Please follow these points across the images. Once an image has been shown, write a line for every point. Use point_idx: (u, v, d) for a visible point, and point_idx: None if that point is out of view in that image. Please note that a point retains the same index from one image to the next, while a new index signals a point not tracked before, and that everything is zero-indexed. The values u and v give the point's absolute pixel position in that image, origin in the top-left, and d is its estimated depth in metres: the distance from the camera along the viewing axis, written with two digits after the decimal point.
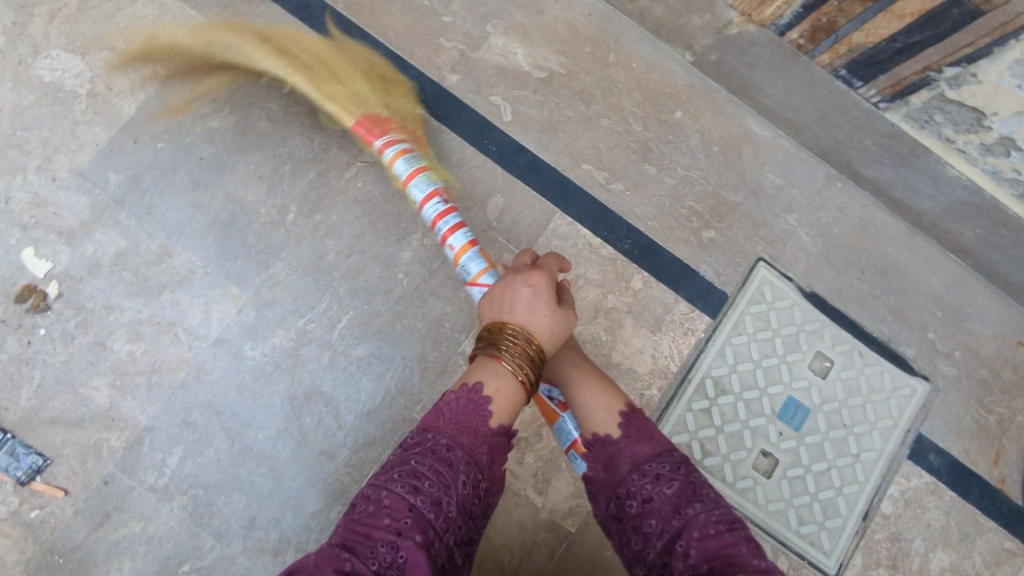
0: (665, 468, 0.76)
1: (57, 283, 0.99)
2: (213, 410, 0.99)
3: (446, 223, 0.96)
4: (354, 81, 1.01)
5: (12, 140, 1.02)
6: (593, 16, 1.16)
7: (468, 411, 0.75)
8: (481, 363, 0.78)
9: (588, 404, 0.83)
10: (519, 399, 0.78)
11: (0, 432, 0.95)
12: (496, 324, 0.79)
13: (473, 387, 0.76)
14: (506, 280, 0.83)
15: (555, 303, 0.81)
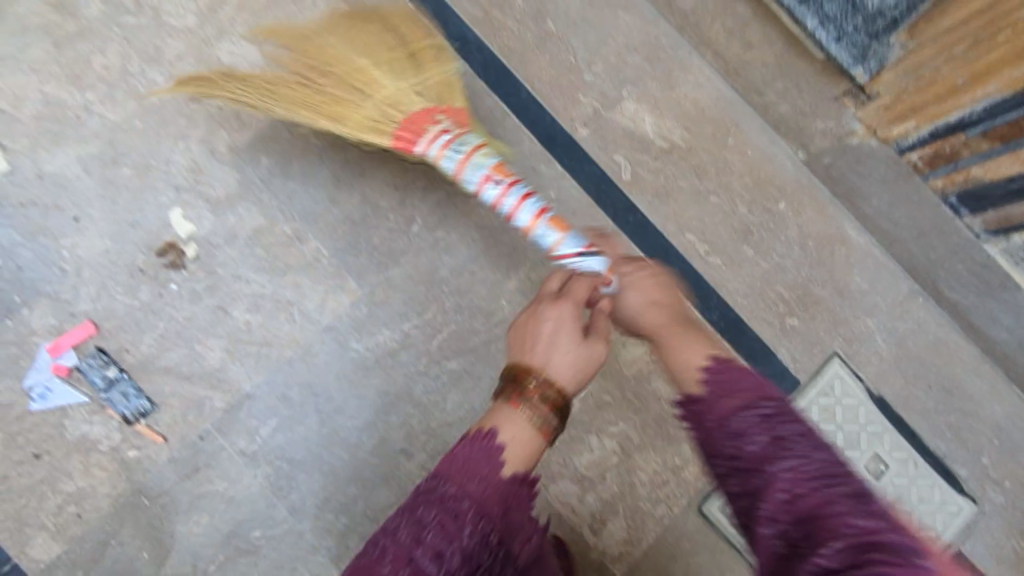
0: (754, 417, 0.60)
1: (195, 245, 1.07)
2: (311, 391, 1.06)
3: (511, 199, 0.93)
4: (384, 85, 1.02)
5: (182, 108, 1.09)
6: (719, 100, 1.21)
7: (479, 460, 0.72)
8: (500, 409, 0.78)
9: (678, 363, 0.72)
10: (539, 445, 0.77)
11: (119, 371, 1.02)
12: (518, 364, 0.79)
13: (489, 433, 0.74)
14: (531, 312, 0.84)
15: (580, 338, 0.81)
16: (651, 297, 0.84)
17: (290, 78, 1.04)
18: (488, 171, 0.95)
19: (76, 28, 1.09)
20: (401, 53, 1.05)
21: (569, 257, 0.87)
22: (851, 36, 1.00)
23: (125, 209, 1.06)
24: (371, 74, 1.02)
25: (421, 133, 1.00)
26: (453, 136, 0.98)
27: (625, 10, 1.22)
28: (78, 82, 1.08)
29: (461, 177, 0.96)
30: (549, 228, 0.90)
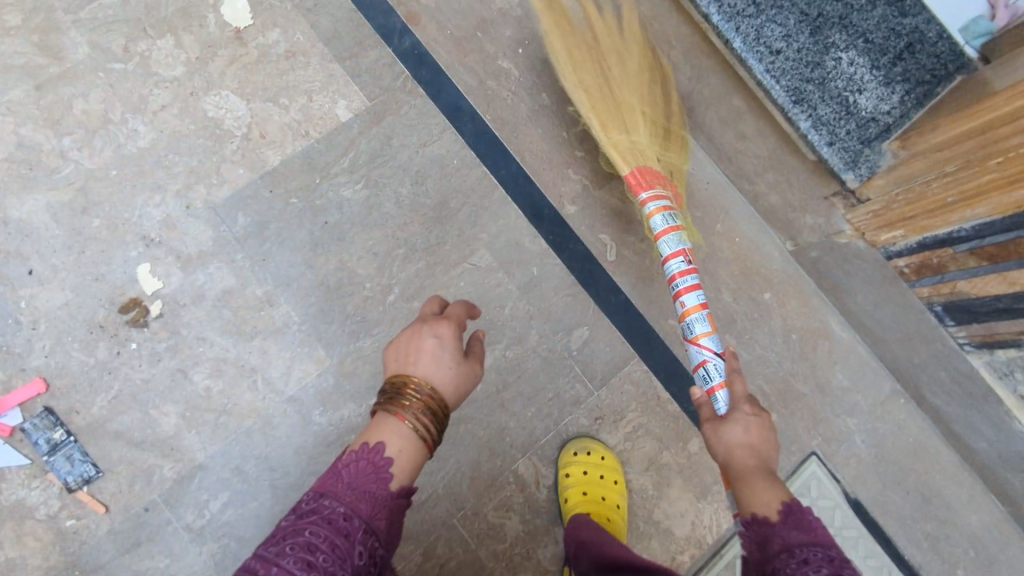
0: (819, 553, 0.61)
1: (160, 304, 1.02)
2: (267, 464, 1.02)
3: (685, 282, 0.98)
4: (639, 132, 1.04)
5: (162, 160, 1.05)
6: (711, 185, 1.19)
7: (367, 476, 0.67)
8: (378, 420, 0.70)
9: (745, 488, 0.69)
10: (423, 458, 0.70)
11: (64, 434, 0.98)
12: (398, 377, 0.71)
13: (372, 447, 0.67)
14: (411, 330, 0.76)
15: (460, 353, 0.74)
16: (758, 441, 0.73)
17: (597, 63, 1.04)
18: (684, 253, 0.99)
19: (60, 70, 1.04)
20: (661, 125, 1.07)
21: (703, 351, 0.94)
22: (843, 141, 0.99)
23: (91, 262, 1.01)
24: (636, 117, 1.04)
25: (649, 184, 1.01)
26: (671, 205, 1.00)
27: None
28: (56, 125, 1.03)
29: (659, 242, 1.00)
30: (702, 321, 0.96)
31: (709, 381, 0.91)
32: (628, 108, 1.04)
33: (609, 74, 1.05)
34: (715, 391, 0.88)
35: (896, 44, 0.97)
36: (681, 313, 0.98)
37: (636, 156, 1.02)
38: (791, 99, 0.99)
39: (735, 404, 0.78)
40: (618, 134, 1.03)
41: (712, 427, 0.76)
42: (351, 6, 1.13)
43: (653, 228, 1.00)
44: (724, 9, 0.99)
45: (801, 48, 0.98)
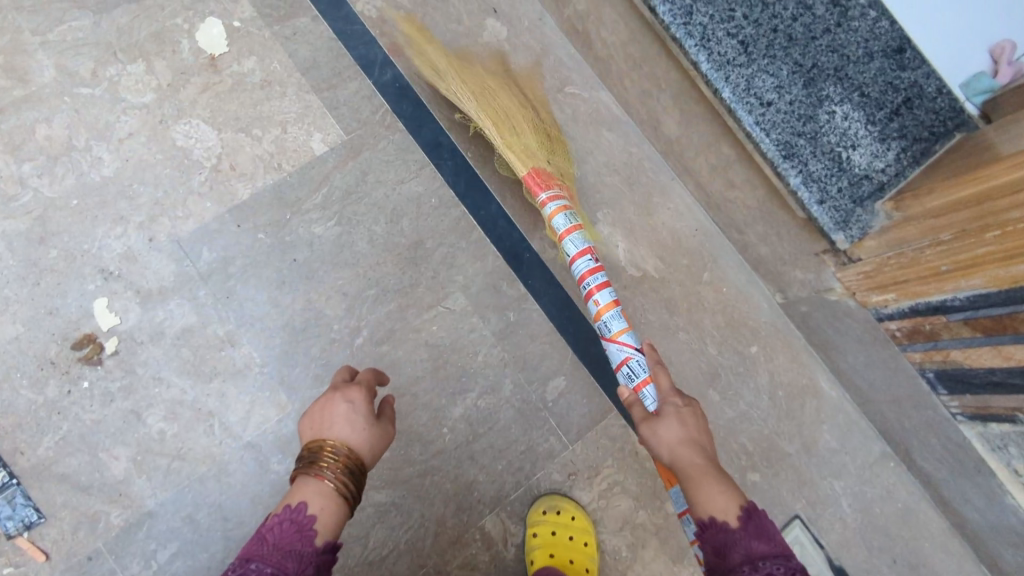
0: (781, 567, 0.60)
1: (116, 342, 0.98)
2: (221, 514, 0.98)
3: (595, 281, 0.98)
4: (528, 135, 1.01)
5: (125, 191, 1.00)
6: (699, 232, 1.14)
7: (290, 535, 0.66)
8: (298, 483, 0.70)
9: (699, 492, 0.68)
10: (347, 515, 0.70)
11: (8, 477, 0.95)
12: (314, 442, 0.72)
13: (294, 508, 0.67)
14: (323, 398, 0.77)
15: (373, 416, 0.76)
16: (694, 437, 0.75)
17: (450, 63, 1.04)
18: (590, 251, 0.99)
19: (24, 94, 1.00)
20: (545, 130, 1.05)
21: (624, 349, 0.95)
22: (835, 199, 0.93)
23: (45, 295, 0.97)
24: (523, 124, 1.01)
25: (548, 185, 0.99)
26: (569, 205, 1.00)
27: (608, 128, 1.13)
28: (17, 151, 0.99)
29: (564, 243, 0.99)
30: (618, 318, 0.97)
31: (634, 380, 0.93)
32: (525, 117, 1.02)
33: (489, 81, 1.04)
34: (642, 388, 0.92)
35: (892, 99, 0.93)
36: (595, 313, 0.98)
37: (532, 159, 1.00)
38: (781, 154, 0.93)
39: (664, 400, 0.79)
40: (511, 135, 1.00)
41: (651, 424, 0.77)
42: (331, 35, 1.08)
43: (557, 230, 0.99)
44: (713, 57, 0.94)
45: (793, 100, 0.93)
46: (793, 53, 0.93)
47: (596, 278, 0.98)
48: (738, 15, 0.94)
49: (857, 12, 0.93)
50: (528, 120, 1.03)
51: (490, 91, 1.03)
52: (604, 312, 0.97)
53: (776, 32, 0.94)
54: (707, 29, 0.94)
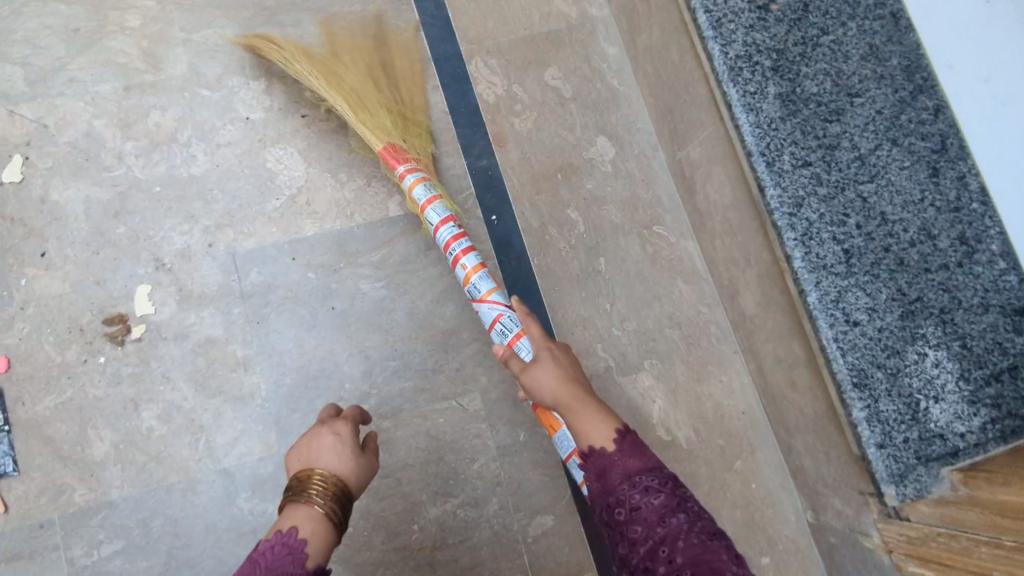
0: (655, 480, 0.66)
1: (144, 328, 1.01)
2: (174, 528, 0.97)
3: (459, 246, 0.96)
4: (382, 117, 1.01)
5: (205, 193, 1.04)
6: (745, 416, 1.06)
7: (279, 561, 0.65)
8: (287, 511, 0.71)
9: (580, 422, 0.73)
10: (335, 541, 0.71)
11: (3, 421, 0.97)
12: (302, 471, 0.73)
13: (285, 532, 0.67)
14: (312, 431, 0.79)
15: (359, 447, 0.78)
16: (569, 374, 0.78)
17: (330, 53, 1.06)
18: (452, 219, 0.97)
19: (152, 79, 1.06)
20: (394, 108, 1.04)
21: (493, 308, 0.94)
22: (896, 447, 0.83)
23: (100, 265, 1.02)
24: (374, 101, 1.02)
25: (405, 159, 0.99)
26: (429, 177, 0.99)
27: (684, 279, 1.09)
28: (125, 128, 1.05)
29: (426, 212, 0.97)
30: (483, 279, 0.95)
31: (506, 336, 0.92)
32: (368, 101, 1.02)
33: (376, 71, 1.06)
34: (515, 343, 0.91)
35: (996, 361, 0.83)
36: (461, 277, 0.96)
37: (388, 136, 1.00)
38: (852, 380, 0.83)
39: (536, 346, 0.81)
40: (364, 113, 1.01)
41: (528, 370, 0.79)
42: (444, 109, 1.10)
43: (416, 201, 0.98)
44: (810, 257, 0.85)
45: (883, 327, 0.84)
46: (898, 279, 0.85)
47: (459, 244, 0.95)
48: (850, 222, 0.86)
49: (983, 257, 0.85)
50: (384, 103, 1.03)
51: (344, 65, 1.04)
52: (471, 275, 0.95)
53: (888, 252, 0.85)
54: (812, 226, 0.85)
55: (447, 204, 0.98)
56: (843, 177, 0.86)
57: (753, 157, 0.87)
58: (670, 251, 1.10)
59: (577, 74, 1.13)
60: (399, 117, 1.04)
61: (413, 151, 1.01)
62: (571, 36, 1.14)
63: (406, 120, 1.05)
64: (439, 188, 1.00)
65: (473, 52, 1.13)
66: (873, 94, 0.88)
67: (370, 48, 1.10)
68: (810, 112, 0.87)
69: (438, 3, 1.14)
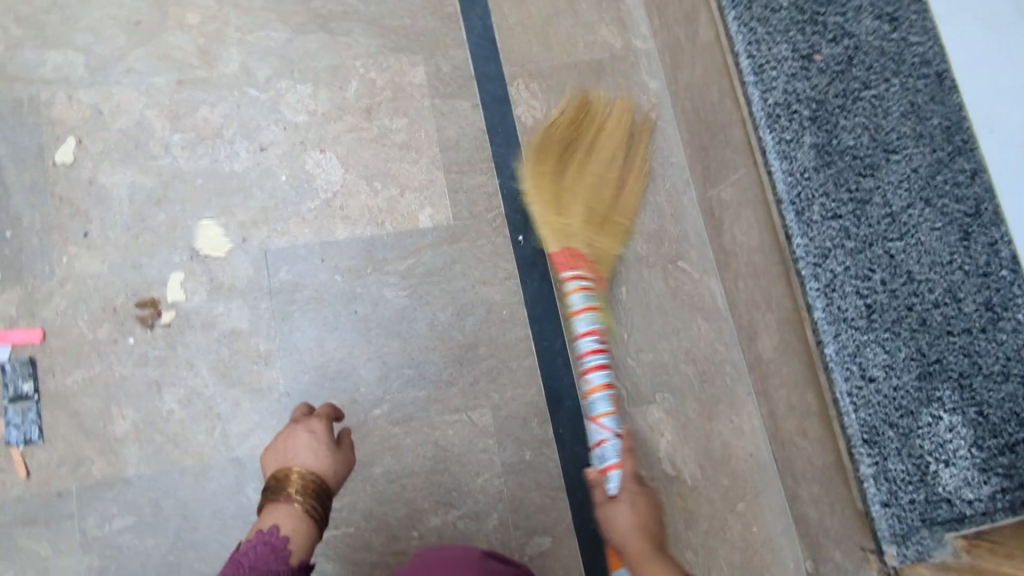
0: None
1: (173, 313, 1.05)
2: (183, 510, 1.00)
3: (592, 360, 0.98)
4: (574, 219, 1.03)
5: (245, 190, 1.09)
6: (752, 458, 1.06)
7: (263, 559, 0.69)
8: (268, 511, 0.74)
9: (651, 574, 0.81)
10: (318, 535, 0.75)
11: (34, 389, 1.01)
12: (280, 470, 0.77)
13: (267, 531, 0.71)
14: (286, 430, 0.83)
15: (334, 443, 0.81)
16: (644, 522, 0.87)
17: (549, 145, 1.07)
18: (596, 332, 0.99)
19: (205, 76, 1.12)
20: (601, 210, 1.06)
21: (602, 430, 0.95)
22: (901, 507, 0.83)
23: (138, 250, 1.07)
24: (573, 204, 1.04)
25: (575, 265, 1.01)
26: (592, 287, 1.01)
27: (704, 317, 1.10)
28: (175, 120, 1.11)
29: (575, 319, 0.99)
30: (604, 401, 0.96)
31: (602, 462, 0.94)
32: (573, 197, 1.04)
33: (573, 150, 1.07)
34: (608, 471, 0.92)
35: (1012, 431, 0.82)
36: (585, 391, 0.98)
37: (567, 238, 1.02)
38: (862, 435, 0.83)
39: (623, 485, 0.90)
40: (555, 214, 1.03)
41: (609, 506, 0.89)
42: (481, 127, 1.13)
43: (571, 306, 1.00)
44: (831, 309, 0.85)
45: (899, 385, 0.84)
46: (920, 339, 0.85)
47: (594, 357, 0.98)
48: (875, 278, 0.86)
49: (1009, 325, 0.84)
50: (584, 201, 1.04)
51: (572, 168, 1.06)
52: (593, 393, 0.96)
53: (910, 311, 0.85)
54: (835, 279, 0.86)
55: (599, 319, 1.00)
56: (872, 232, 0.86)
57: (782, 205, 0.88)
58: (692, 287, 1.11)
59: (616, 104, 1.15)
60: (599, 219, 1.06)
61: (587, 247, 1.03)
62: (614, 66, 1.16)
63: (605, 222, 1.06)
64: (597, 300, 1.01)
65: (515, 74, 1.15)
66: (911, 152, 0.87)
67: (415, 61, 1.15)
68: (844, 165, 0.87)
69: (487, 23, 1.17)
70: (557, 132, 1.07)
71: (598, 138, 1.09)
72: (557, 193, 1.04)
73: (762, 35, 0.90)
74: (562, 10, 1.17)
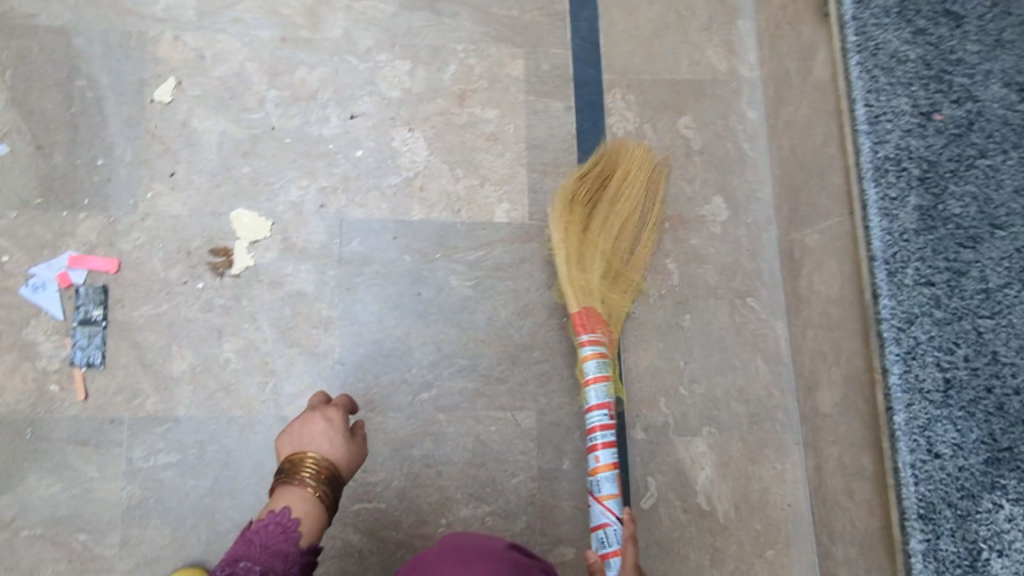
0: None
1: (244, 267, 1.06)
2: (226, 457, 1.02)
3: (602, 438, 0.98)
4: (593, 275, 1.03)
5: (330, 156, 1.11)
6: (789, 508, 1.05)
7: (274, 538, 0.72)
8: (278, 494, 0.77)
9: None
10: (325, 520, 0.77)
11: (102, 316, 1.04)
12: (294, 455, 0.79)
13: (278, 512, 0.74)
14: (303, 416, 0.84)
15: (349, 433, 0.83)
16: None
17: (591, 195, 1.06)
18: (607, 405, 0.99)
19: (308, 37, 1.13)
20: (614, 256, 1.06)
21: (606, 514, 0.95)
22: None
23: (219, 199, 1.09)
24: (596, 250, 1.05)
25: (593, 328, 1.00)
26: (606, 355, 1.00)
27: (764, 358, 1.08)
28: (273, 77, 1.12)
29: (588, 389, 0.99)
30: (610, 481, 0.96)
31: (604, 547, 0.94)
32: (593, 243, 1.05)
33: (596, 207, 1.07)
34: (608, 558, 0.93)
35: None
36: (592, 467, 0.98)
37: (586, 298, 1.02)
38: (918, 509, 0.81)
39: None
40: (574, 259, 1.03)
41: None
42: (571, 130, 1.13)
43: (585, 374, 1.00)
44: (908, 376, 0.83)
45: (965, 466, 0.81)
46: (993, 423, 0.81)
47: (604, 436, 0.97)
48: (958, 352, 0.83)
49: None
50: (603, 250, 1.05)
51: (602, 200, 1.07)
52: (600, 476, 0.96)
53: (989, 393, 0.82)
54: (918, 346, 0.83)
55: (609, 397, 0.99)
56: (962, 305, 0.83)
57: (875, 263, 0.85)
58: (757, 326, 1.09)
59: (710, 129, 1.13)
60: (613, 266, 1.06)
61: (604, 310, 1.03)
62: (715, 90, 1.14)
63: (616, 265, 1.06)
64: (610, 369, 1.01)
65: (613, 83, 1.14)
66: (1018, 230, 0.83)
67: (515, 54, 1.14)
68: (946, 232, 0.84)
69: (593, 27, 1.15)
70: (607, 168, 1.08)
71: (633, 169, 1.08)
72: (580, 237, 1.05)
73: (883, 85, 0.88)
74: (671, 25, 1.16)
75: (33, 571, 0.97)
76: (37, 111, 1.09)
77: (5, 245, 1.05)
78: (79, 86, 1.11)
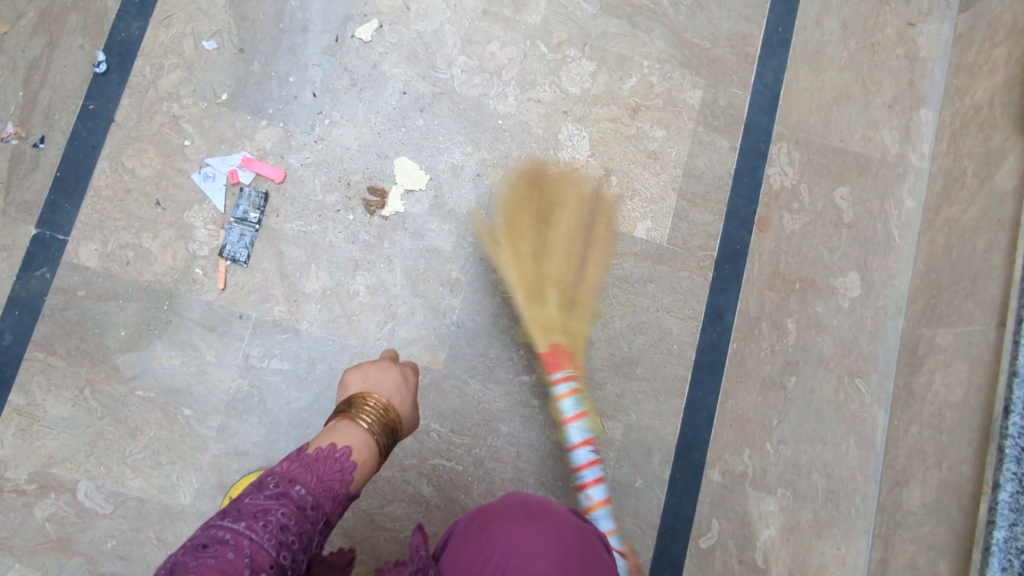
0: None
1: (394, 212, 1.12)
2: (331, 380, 1.08)
3: (589, 475, 0.93)
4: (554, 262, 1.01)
5: (499, 132, 1.15)
6: None
7: (332, 473, 0.64)
8: (335, 429, 0.69)
9: None
10: (369, 471, 0.70)
11: (257, 219, 1.10)
12: (366, 397, 0.73)
13: (339, 449, 0.66)
14: (378, 364, 0.80)
15: (416, 399, 0.79)
16: None
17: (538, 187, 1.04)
18: (588, 441, 0.94)
19: (508, 17, 1.18)
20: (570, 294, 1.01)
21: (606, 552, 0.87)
22: None
23: (388, 142, 1.14)
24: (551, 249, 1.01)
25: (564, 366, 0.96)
26: (582, 391, 0.96)
27: (856, 440, 1.09)
28: (467, 45, 1.18)
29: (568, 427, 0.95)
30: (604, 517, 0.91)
31: None
32: (545, 282, 1.00)
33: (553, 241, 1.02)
34: None
35: None
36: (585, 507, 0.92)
37: (548, 332, 0.98)
38: None
39: None
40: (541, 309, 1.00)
41: None
42: (730, 170, 1.15)
43: (563, 412, 0.95)
44: (1018, 498, 0.86)
45: None
46: None
47: (592, 472, 0.92)
48: None
49: None
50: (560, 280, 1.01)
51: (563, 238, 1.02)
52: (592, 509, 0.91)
53: None
54: None
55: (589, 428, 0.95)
56: None
57: (1016, 378, 0.88)
58: (858, 407, 1.10)
59: (865, 206, 1.14)
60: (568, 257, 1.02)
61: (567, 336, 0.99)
62: (879, 169, 1.15)
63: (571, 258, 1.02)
64: (589, 405, 0.97)
65: (782, 136, 1.16)
66: None
67: (697, 83, 1.17)
68: None
69: (778, 78, 1.18)
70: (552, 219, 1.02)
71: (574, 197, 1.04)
72: (535, 298, 1.00)
73: None
74: (852, 97, 1.17)
75: (138, 430, 1.04)
76: (249, 18, 1.16)
77: (191, 132, 1.13)
78: (291, 6, 1.17)
